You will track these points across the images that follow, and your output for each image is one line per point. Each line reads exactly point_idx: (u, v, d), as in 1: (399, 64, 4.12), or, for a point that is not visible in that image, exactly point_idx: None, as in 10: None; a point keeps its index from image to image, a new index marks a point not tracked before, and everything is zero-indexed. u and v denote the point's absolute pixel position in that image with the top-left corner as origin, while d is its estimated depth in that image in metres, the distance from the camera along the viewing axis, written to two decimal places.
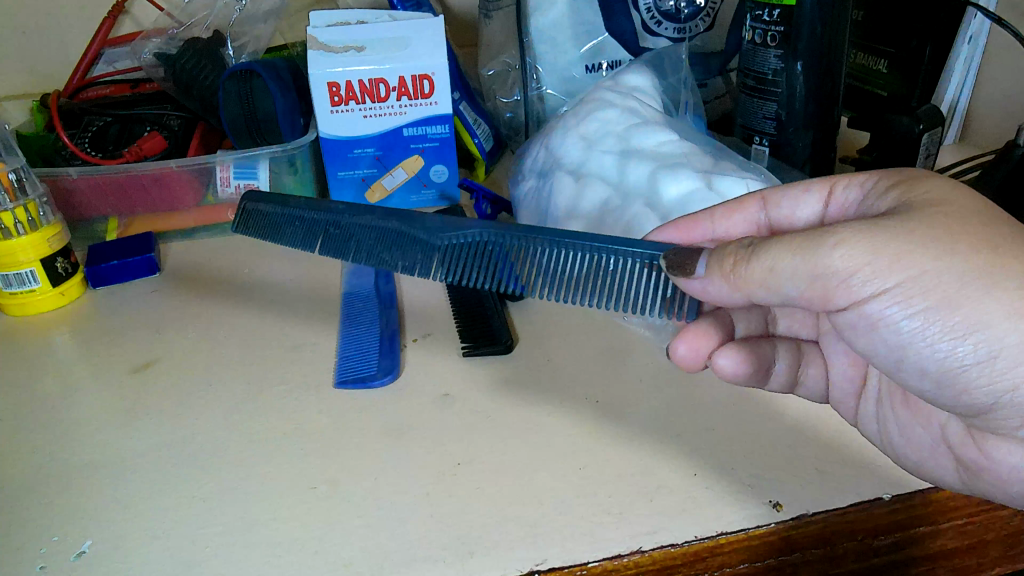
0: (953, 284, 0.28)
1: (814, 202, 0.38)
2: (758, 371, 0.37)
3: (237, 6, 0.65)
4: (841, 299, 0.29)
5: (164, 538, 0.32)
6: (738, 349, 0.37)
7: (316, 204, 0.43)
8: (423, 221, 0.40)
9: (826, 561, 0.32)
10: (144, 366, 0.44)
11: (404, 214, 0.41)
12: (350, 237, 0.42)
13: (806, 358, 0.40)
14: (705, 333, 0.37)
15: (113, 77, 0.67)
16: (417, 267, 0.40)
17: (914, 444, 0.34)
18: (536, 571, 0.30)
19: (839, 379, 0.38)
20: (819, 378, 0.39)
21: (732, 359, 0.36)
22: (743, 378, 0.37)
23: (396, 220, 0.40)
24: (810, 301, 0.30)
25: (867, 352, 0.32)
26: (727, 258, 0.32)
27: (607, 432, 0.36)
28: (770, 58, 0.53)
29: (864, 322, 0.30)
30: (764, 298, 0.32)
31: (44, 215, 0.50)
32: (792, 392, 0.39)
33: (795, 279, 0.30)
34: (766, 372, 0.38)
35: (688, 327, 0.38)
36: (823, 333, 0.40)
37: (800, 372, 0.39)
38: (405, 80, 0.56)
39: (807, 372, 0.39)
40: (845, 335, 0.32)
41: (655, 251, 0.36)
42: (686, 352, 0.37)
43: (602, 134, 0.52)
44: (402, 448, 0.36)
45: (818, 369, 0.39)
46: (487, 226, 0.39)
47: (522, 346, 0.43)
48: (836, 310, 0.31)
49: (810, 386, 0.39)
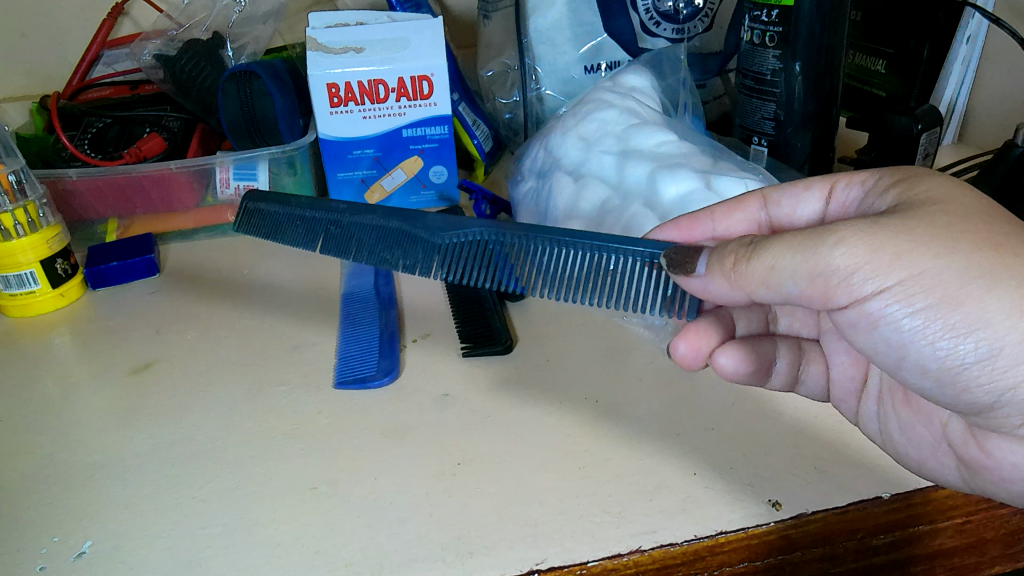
0: (954, 282, 0.28)
1: (815, 201, 0.38)
2: (758, 369, 0.37)
3: (236, 8, 0.65)
4: (841, 298, 0.30)
5: (165, 538, 0.32)
6: (738, 348, 0.37)
7: (316, 204, 0.43)
8: (424, 220, 0.40)
9: (826, 560, 0.33)
10: (144, 366, 0.44)
11: (405, 214, 0.41)
12: (350, 237, 0.42)
13: (807, 357, 0.40)
14: (705, 331, 0.37)
15: (113, 78, 0.67)
16: (417, 266, 0.40)
17: (916, 443, 0.34)
18: (535, 571, 0.30)
19: (840, 378, 0.38)
20: (820, 376, 0.39)
21: (733, 358, 0.36)
22: (743, 377, 0.37)
23: (397, 219, 0.41)
24: (811, 299, 0.30)
25: (868, 351, 0.32)
26: (727, 256, 0.32)
27: (607, 431, 0.37)
28: (769, 58, 0.53)
29: (864, 321, 0.30)
30: (764, 297, 0.32)
31: (44, 216, 0.50)
32: (793, 391, 0.39)
33: (795, 278, 0.30)
34: (767, 370, 0.38)
35: (688, 326, 0.38)
36: (824, 331, 0.40)
37: (801, 371, 0.39)
38: (405, 81, 0.56)
39: (808, 371, 0.39)
40: (846, 334, 0.32)
41: (655, 251, 0.36)
42: (687, 351, 0.37)
43: (601, 134, 0.52)
44: (403, 447, 0.36)
45: (819, 368, 0.39)
46: (488, 226, 0.39)
47: (522, 346, 0.43)
48: (837, 309, 0.31)
49: (811, 385, 0.39)
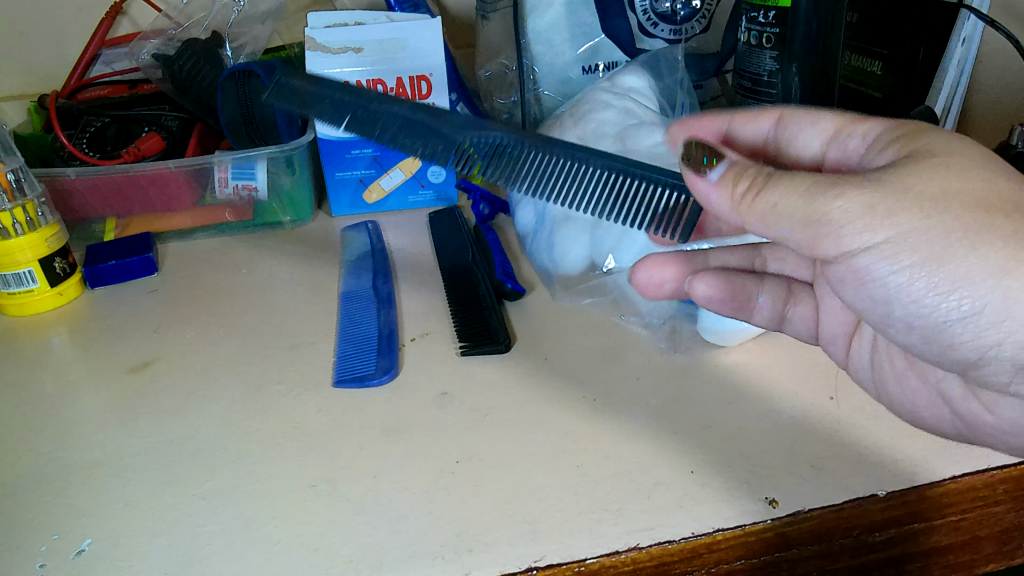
0: (940, 241, 0.28)
1: (818, 138, 0.39)
2: (737, 299, 0.40)
3: (235, 7, 0.66)
4: (829, 248, 0.30)
5: (165, 535, 0.33)
6: (713, 276, 0.40)
7: (349, 88, 0.48)
8: (447, 117, 0.45)
9: (822, 557, 0.33)
10: (142, 365, 0.44)
11: (430, 109, 0.46)
12: (376, 118, 0.46)
13: (796, 296, 0.41)
14: (667, 263, 0.41)
15: (113, 77, 0.67)
16: (440, 156, 0.44)
17: (912, 396, 0.35)
18: (535, 567, 0.30)
19: (828, 320, 0.40)
20: (807, 317, 0.41)
21: (706, 286, 0.40)
22: (720, 306, 0.40)
23: (424, 112, 0.46)
24: (800, 245, 0.31)
25: (858, 304, 0.33)
26: (742, 181, 0.32)
27: (604, 429, 0.37)
28: (766, 60, 0.54)
29: (851, 276, 0.31)
30: (759, 232, 0.32)
31: (43, 215, 0.50)
32: (780, 328, 0.41)
33: (790, 221, 0.30)
34: (744, 300, 0.40)
35: (652, 256, 0.42)
36: (817, 278, 0.41)
37: (789, 310, 0.41)
38: (403, 81, 0.56)
39: (796, 310, 0.41)
40: (835, 287, 0.33)
41: (671, 179, 0.41)
42: (644, 282, 0.42)
43: (599, 134, 0.52)
44: (402, 445, 0.36)
45: (808, 309, 0.41)
46: (508, 132, 0.43)
47: (520, 345, 0.44)
48: (828, 261, 0.31)
49: (797, 324, 0.41)
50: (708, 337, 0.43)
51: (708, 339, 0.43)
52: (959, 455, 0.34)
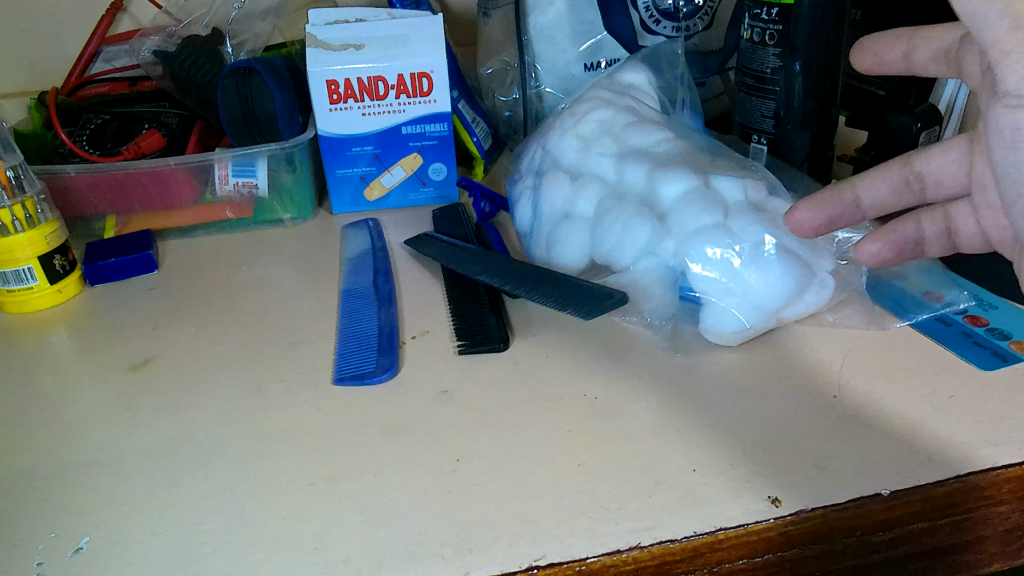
0: None
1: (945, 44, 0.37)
2: (907, 253, 0.41)
3: (235, 3, 0.66)
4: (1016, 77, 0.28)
5: (164, 533, 0.32)
6: (881, 235, 0.41)
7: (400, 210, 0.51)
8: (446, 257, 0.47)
9: (825, 556, 0.33)
10: (142, 363, 0.44)
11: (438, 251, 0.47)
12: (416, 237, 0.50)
13: (958, 210, 0.39)
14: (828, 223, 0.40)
15: (113, 73, 0.67)
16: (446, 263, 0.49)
17: None
18: (535, 566, 0.30)
19: (992, 229, 0.38)
20: (972, 228, 0.39)
21: (871, 248, 0.41)
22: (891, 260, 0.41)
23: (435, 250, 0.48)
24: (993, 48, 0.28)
25: (999, 163, 0.31)
26: None
27: (606, 427, 0.37)
28: (769, 56, 0.53)
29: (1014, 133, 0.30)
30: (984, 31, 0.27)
31: (42, 212, 0.50)
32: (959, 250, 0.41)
33: (1005, 13, 0.26)
34: (912, 250, 0.41)
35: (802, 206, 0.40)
36: (975, 186, 0.38)
37: (952, 229, 0.40)
38: (405, 78, 0.56)
39: (961, 224, 0.39)
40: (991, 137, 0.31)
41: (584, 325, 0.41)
42: (800, 235, 0.41)
43: (599, 134, 0.51)
44: (402, 444, 0.36)
45: (971, 222, 0.39)
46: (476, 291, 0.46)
47: (521, 343, 0.43)
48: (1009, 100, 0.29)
49: (965, 236, 0.39)
50: (711, 337, 0.42)
51: (710, 339, 0.42)
52: (963, 455, 0.34)
